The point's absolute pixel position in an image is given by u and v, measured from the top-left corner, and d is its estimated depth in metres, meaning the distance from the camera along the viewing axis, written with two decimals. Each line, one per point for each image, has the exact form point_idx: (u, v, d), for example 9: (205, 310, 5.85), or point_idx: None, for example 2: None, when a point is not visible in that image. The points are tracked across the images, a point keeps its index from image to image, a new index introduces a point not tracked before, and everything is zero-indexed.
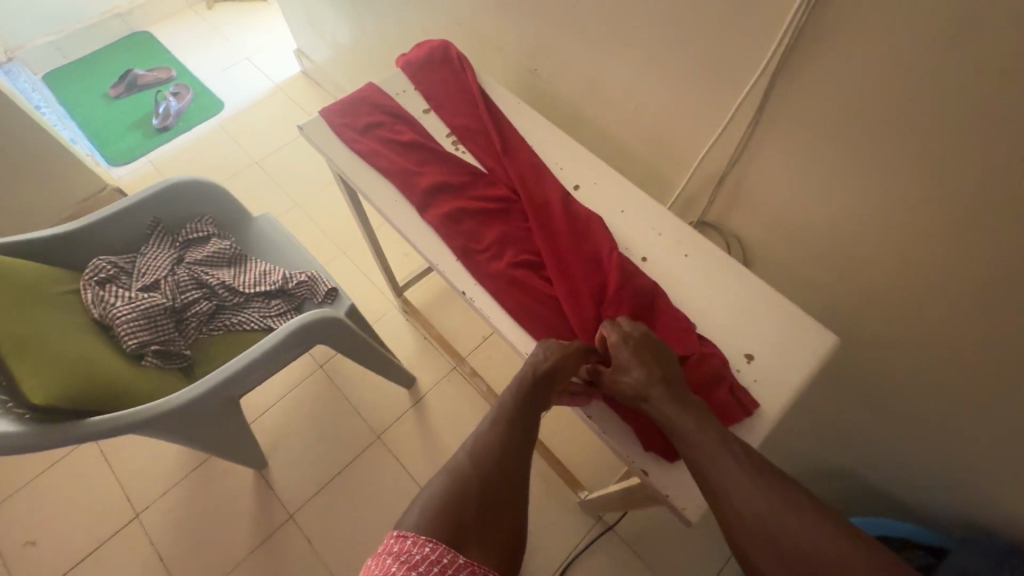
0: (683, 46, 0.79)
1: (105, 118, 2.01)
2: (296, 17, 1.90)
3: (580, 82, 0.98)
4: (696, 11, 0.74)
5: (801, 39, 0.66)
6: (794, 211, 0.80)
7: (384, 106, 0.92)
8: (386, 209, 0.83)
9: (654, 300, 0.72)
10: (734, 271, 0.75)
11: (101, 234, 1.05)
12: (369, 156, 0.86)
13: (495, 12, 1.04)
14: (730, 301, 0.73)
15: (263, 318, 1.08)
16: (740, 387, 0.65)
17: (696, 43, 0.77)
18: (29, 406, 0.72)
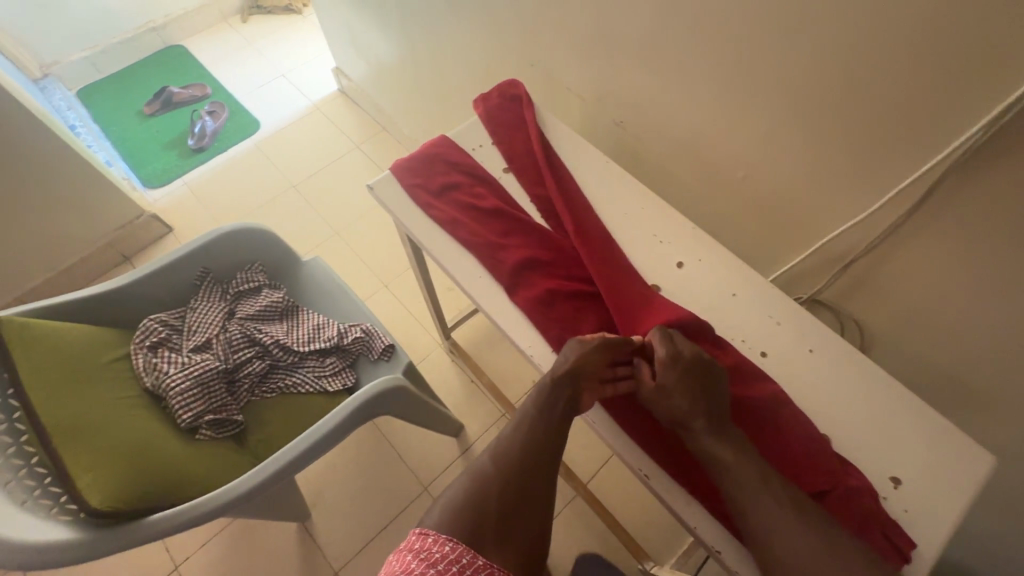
0: (809, 112, 0.71)
1: (140, 137, 1.96)
2: (337, 36, 1.83)
3: (670, 136, 0.91)
4: (833, 78, 0.66)
5: (970, 117, 0.58)
6: (929, 297, 0.72)
7: (464, 166, 0.85)
8: (470, 284, 0.76)
9: (778, 414, 0.64)
10: (864, 371, 0.68)
11: (149, 288, 0.99)
12: (449, 226, 0.79)
13: (578, 58, 0.96)
14: (862, 407, 0.66)
15: (318, 379, 1.01)
16: (894, 526, 0.58)
17: (826, 110, 0.70)
18: (86, 510, 0.67)
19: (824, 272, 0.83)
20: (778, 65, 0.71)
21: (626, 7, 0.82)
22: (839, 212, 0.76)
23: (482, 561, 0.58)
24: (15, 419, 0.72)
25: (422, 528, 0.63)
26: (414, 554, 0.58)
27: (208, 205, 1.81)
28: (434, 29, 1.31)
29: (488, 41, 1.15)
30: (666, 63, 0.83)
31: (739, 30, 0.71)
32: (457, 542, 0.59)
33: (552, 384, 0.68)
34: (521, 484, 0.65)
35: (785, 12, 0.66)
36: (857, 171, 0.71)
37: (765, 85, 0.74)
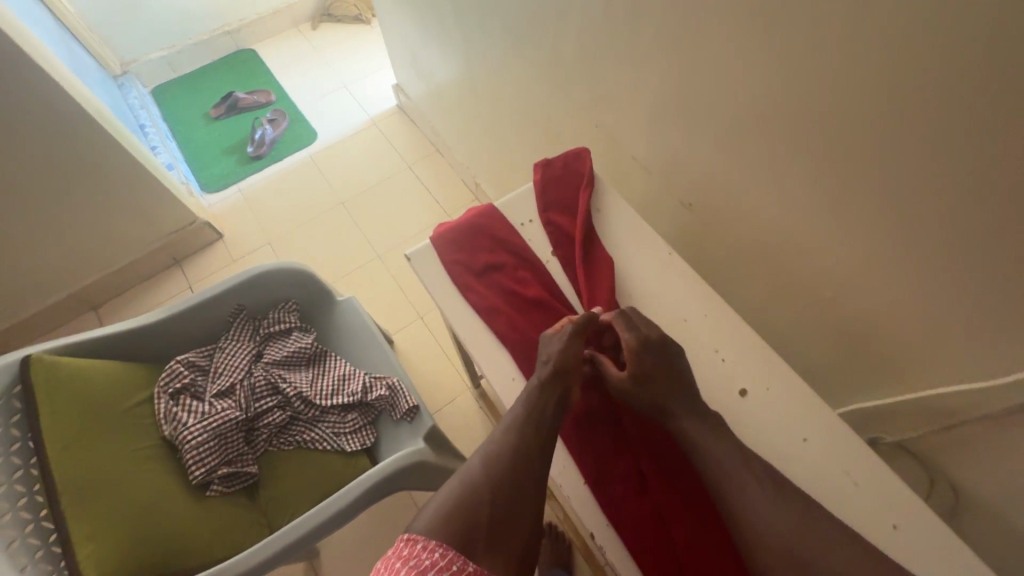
0: (919, 241, 0.60)
1: (204, 139, 2.00)
2: (399, 54, 1.80)
3: (744, 227, 0.81)
4: (954, 212, 0.55)
5: None
6: None
7: (510, 246, 0.80)
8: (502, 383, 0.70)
9: None
10: (958, 561, 0.57)
11: (180, 324, 0.97)
12: (486, 315, 0.75)
13: (648, 130, 0.87)
14: None
15: (337, 436, 0.97)
16: None
17: (940, 243, 0.58)
18: None
19: (917, 414, 0.71)
20: (888, 183, 0.59)
21: (711, 89, 0.73)
22: (946, 353, 0.65)
23: (475, 566, 0.56)
24: (29, 466, 0.73)
25: (410, 533, 0.59)
26: (403, 562, 0.55)
27: (259, 215, 1.83)
28: (495, 69, 1.24)
29: (551, 93, 1.08)
30: (749, 154, 0.73)
31: (844, 139, 0.61)
32: (448, 547, 0.56)
33: (539, 389, 0.67)
34: (516, 491, 0.62)
35: (905, 132, 0.55)
36: (973, 316, 0.59)
37: (867, 201, 0.63)
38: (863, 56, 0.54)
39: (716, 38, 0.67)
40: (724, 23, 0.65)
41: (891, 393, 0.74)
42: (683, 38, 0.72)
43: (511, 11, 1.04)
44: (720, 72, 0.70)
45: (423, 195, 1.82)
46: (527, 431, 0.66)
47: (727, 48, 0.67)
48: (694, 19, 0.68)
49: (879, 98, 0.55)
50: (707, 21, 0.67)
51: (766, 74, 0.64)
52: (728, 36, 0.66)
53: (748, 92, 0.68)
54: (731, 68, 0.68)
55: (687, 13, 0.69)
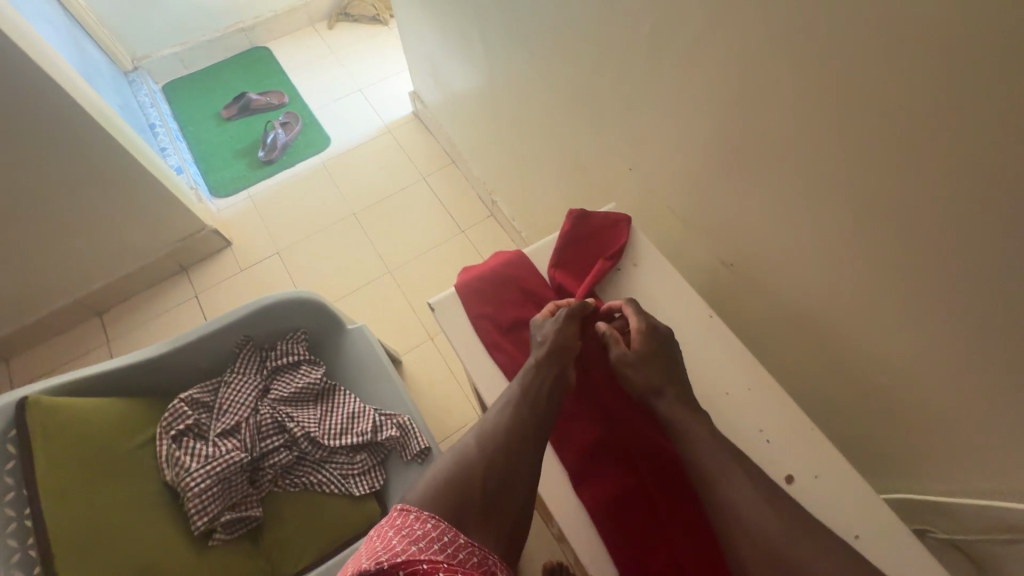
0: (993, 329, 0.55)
1: (215, 141, 1.96)
2: (416, 62, 1.74)
3: (787, 287, 0.76)
4: None
5: None
6: None
7: (540, 300, 0.78)
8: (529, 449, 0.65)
9: None
10: None
11: (185, 357, 0.93)
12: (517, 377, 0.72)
13: (688, 179, 0.82)
14: None
15: (345, 479, 0.92)
16: None
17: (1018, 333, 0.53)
18: None
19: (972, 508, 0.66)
20: (969, 274, 0.54)
21: (763, 146, 0.67)
22: (1010, 447, 0.59)
23: (464, 540, 0.57)
24: (23, 517, 0.70)
25: (404, 506, 0.62)
26: (395, 530, 0.58)
27: (268, 223, 1.78)
28: (519, 92, 1.19)
29: (579, 125, 1.02)
30: (804, 219, 0.67)
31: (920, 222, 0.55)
32: (440, 520, 0.59)
33: (535, 368, 0.69)
34: (508, 472, 0.64)
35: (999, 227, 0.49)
36: None
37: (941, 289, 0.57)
38: (958, 141, 0.48)
39: (781, 98, 0.62)
40: (792, 83, 0.60)
41: (943, 482, 0.69)
42: (741, 93, 0.66)
43: (543, 37, 0.99)
44: (780, 133, 0.64)
45: (437, 208, 1.77)
46: (520, 412, 0.67)
47: (793, 109, 0.61)
48: (757, 75, 0.63)
49: (963, 186, 0.50)
50: (772, 78, 0.61)
51: (835, 142, 0.59)
52: (795, 97, 0.60)
53: (811, 158, 0.62)
54: (794, 130, 0.63)
55: (750, 67, 0.63)
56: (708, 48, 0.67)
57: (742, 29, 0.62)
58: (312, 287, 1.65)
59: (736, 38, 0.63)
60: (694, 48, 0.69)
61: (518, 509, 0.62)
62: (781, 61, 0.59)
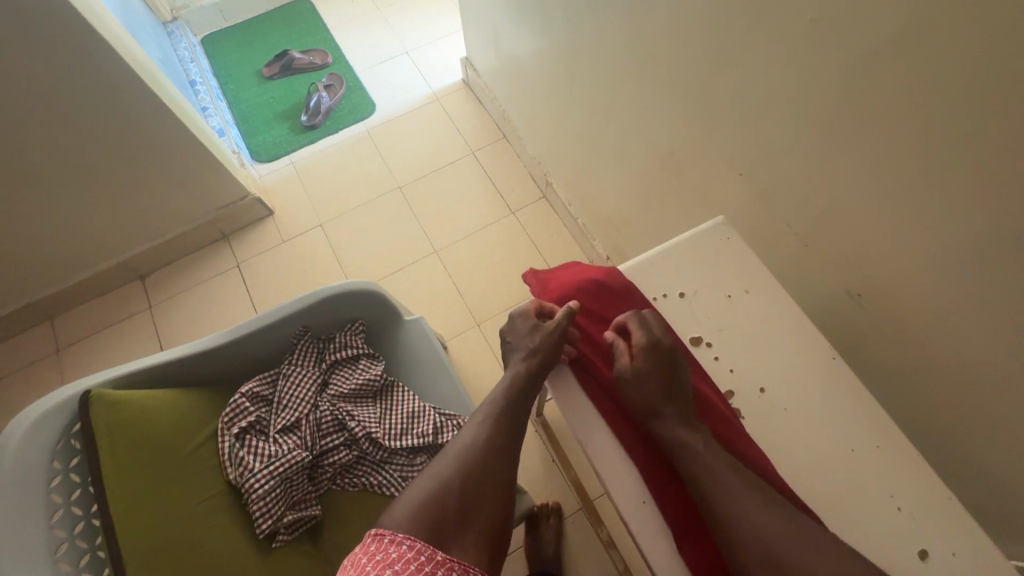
0: None
1: (255, 100, 1.88)
2: (473, 26, 1.62)
3: (906, 317, 0.68)
4: None
5: None
6: None
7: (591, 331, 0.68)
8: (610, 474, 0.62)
9: None
10: None
11: (243, 347, 0.89)
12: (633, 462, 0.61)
13: (813, 194, 0.73)
14: None
15: (406, 482, 0.88)
16: None
17: None
18: None
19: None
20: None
21: (913, 163, 0.59)
22: None
23: (442, 556, 0.58)
24: (91, 515, 0.68)
25: (377, 528, 0.61)
26: (371, 556, 0.57)
27: (310, 192, 1.72)
28: (600, 73, 1.07)
29: (674, 116, 0.92)
30: (982, 265, 0.58)
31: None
32: (416, 539, 0.59)
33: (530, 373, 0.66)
34: (488, 481, 0.65)
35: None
36: None
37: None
38: None
39: (985, 126, 0.51)
40: (1010, 112, 0.49)
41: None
42: (916, 109, 0.56)
43: (643, 14, 0.88)
44: (973, 167, 0.54)
45: (486, 186, 1.68)
46: (501, 423, 0.68)
47: (1002, 141, 0.51)
48: (956, 95, 0.52)
49: None
50: (980, 100, 0.51)
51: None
52: (998, 120, 0.50)
53: (1007, 195, 0.52)
54: (971, 156, 0.54)
55: (952, 83, 0.52)
56: (886, 54, 0.56)
57: (947, 38, 0.51)
58: (358, 264, 1.60)
59: (934, 47, 0.52)
60: (866, 51, 0.58)
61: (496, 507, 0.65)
62: (983, 75, 0.49)
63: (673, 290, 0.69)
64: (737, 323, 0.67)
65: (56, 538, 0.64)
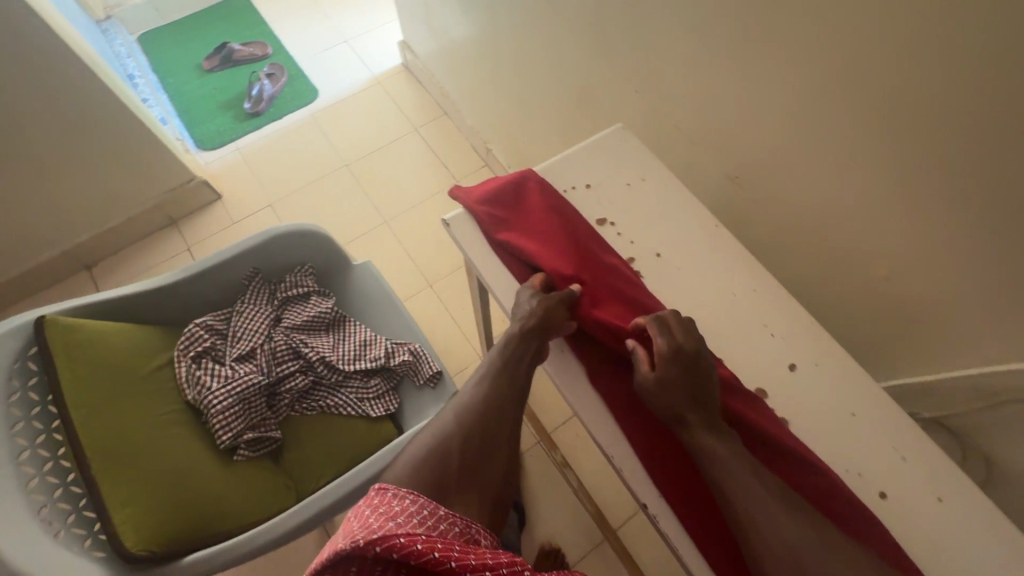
0: (961, 201, 0.62)
1: (197, 92, 1.90)
2: (407, 9, 1.70)
3: (782, 192, 0.81)
4: (996, 168, 0.58)
5: None
6: None
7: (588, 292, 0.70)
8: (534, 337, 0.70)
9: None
10: (973, 494, 0.61)
11: (195, 287, 0.94)
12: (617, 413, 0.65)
13: (698, 101, 0.85)
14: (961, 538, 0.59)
15: (361, 402, 0.94)
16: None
17: (978, 199, 0.61)
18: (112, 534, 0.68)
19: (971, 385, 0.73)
20: (1004, 162, 0.57)
21: (766, 51, 0.71)
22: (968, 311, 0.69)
23: (445, 513, 0.55)
24: (51, 430, 0.72)
25: (380, 484, 0.57)
26: (373, 508, 0.52)
27: (258, 174, 1.75)
28: (520, 28, 1.18)
29: (584, 56, 1.03)
30: (826, 128, 0.70)
31: (959, 114, 0.58)
32: (417, 497, 0.55)
33: (519, 338, 0.67)
34: (487, 433, 0.65)
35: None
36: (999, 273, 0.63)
37: (974, 182, 0.60)
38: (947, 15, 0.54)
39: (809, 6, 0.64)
40: None
41: (950, 372, 0.75)
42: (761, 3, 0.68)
43: None
44: (806, 45, 0.66)
45: (432, 159, 1.76)
46: (500, 391, 0.68)
47: (822, 16, 0.63)
48: None
49: (945, 63, 0.56)
50: None
51: (871, 43, 0.61)
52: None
53: (832, 63, 0.65)
54: (804, 35, 0.66)
55: None
56: None
57: None
58: None
59: None
60: None
61: (489, 422, 0.66)
62: None
63: (579, 183, 0.80)
64: (625, 205, 0.78)
65: (18, 444, 0.67)
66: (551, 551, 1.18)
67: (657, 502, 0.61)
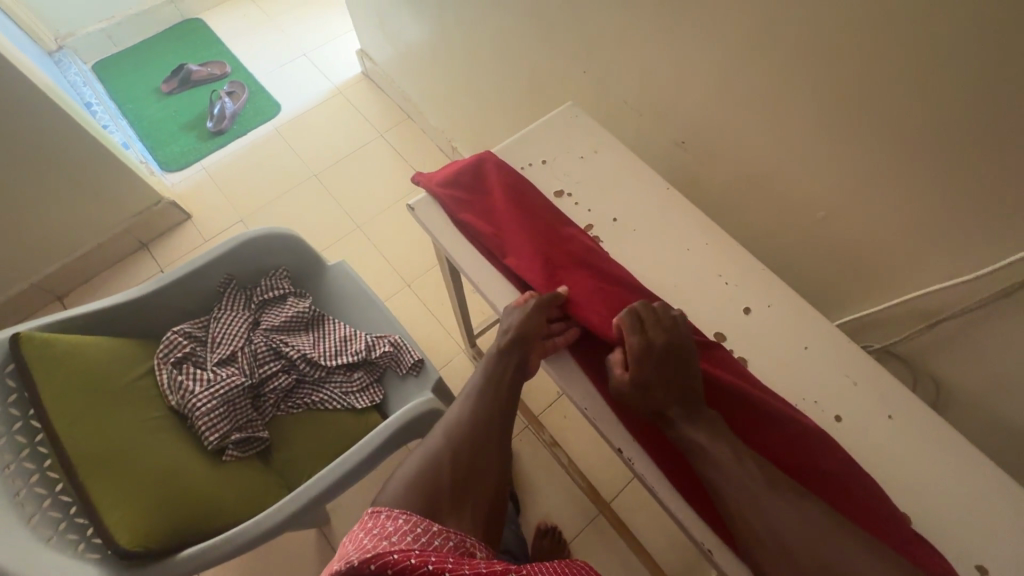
0: (883, 144, 0.68)
1: (157, 115, 1.90)
2: (361, 18, 1.73)
3: (728, 155, 0.86)
4: (907, 110, 0.63)
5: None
6: (988, 335, 0.71)
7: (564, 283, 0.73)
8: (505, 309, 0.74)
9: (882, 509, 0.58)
10: (920, 410, 0.66)
11: (170, 296, 0.95)
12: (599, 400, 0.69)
13: (642, 76, 0.89)
14: (913, 451, 0.64)
15: (346, 395, 0.95)
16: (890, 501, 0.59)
17: (896, 141, 0.66)
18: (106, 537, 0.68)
19: (915, 315, 0.78)
20: (912, 100, 0.62)
21: (696, 23, 0.76)
22: (903, 247, 0.74)
23: (438, 527, 0.57)
24: (36, 443, 0.72)
25: (374, 507, 0.60)
26: (368, 531, 0.55)
27: (226, 191, 1.76)
28: (471, 24, 1.21)
29: (534, 44, 1.07)
30: (757, 90, 0.75)
31: (870, 64, 0.63)
32: (411, 515, 0.58)
33: (503, 349, 0.70)
34: (477, 436, 0.68)
35: (935, 51, 0.57)
36: (923, 207, 0.69)
37: (890, 126, 0.66)
38: None
39: None
40: None
41: (895, 306, 0.80)
42: None
43: None
44: (730, 14, 0.71)
45: (400, 162, 1.79)
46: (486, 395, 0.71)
47: None
48: None
49: (851, 18, 0.61)
50: None
51: (786, 6, 0.66)
52: None
53: (754, 28, 0.70)
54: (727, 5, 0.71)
55: None
56: None
57: None
58: None
59: None
60: None
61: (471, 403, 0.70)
62: None
63: (536, 159, 0.84)
64: (581, 177, 0.83)
65: (2, 459, 0.67)
66: (547, 529, 1.20)
67: (632, 446, 0.65)
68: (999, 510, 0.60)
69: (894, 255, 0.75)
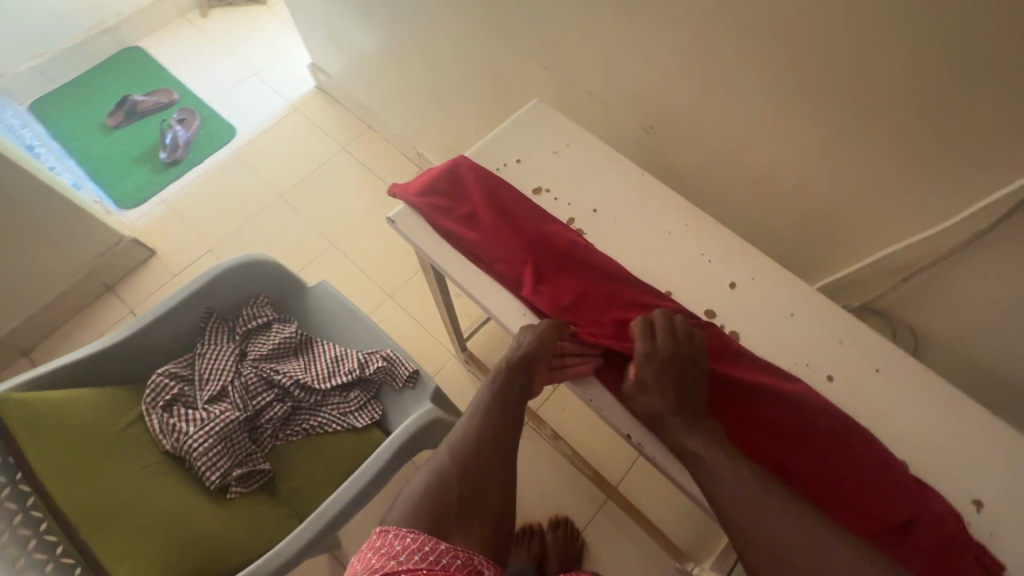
0: (842, 110, 0.71)
1: (106, 151, 1.82)
2: (308, 31, 1.69)
3: (696, 134, 0.88)
4: (861, 75, 0.66)
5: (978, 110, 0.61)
6: (956, 279, 0.75)
7: (556, 289, 0.74)
8: (499, 311, 0.74)
9: (885, 468, 0.61)
10: (904, 358, 0.69)
11: (149, 338, 0.92)
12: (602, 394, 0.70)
13: (604, 66, 0.90)
14: (901, 397, 0.67)
15: (345, 416, 0.94)
16: (886, 453, 0.62)
17: (854, 105, 0.69)
18: None
19: (887, 269, 0.82)
20: (865, 65, 0.65)
21: (651, 10, 0.77)
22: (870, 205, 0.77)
23: (446, 545, 0.56)
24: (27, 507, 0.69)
25: (382, 525, 0.60)
26: (376, 551, 0.56)
27: (190, 222, 1.70)
28: (425, 29, 1.20)
29: (491, 43, 1.07)
30: (717, 70, 0.77)
31: (822, 34, 0.65)
32: (419, 533, 0.57)
33: (510, 367, 0.71)
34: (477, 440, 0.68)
35: (883, 16, 0.60)
36: (885, 165, 0.72)
37: (847, 91, 0.68)
38: None
39: None
40: None
41: (869, 262, 0.83)
42: None
43: None
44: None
45: (366, 173, 1.77)
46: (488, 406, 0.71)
47: None
48: None
49: None
50: None
51: None
52: None
53: (708, 10, 0.72)
54: None
55: None
56: None
57: None
58: None
59: None
60: None
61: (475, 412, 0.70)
62: None
63: (510, 159, 0.84)
64: (557, 172, 0.83)
65: None
66: (559, 522, 1.22)
67: (637, 429, 0.67)
68: (989, 443, 0.64)
69: (863, 214, 0.79)
